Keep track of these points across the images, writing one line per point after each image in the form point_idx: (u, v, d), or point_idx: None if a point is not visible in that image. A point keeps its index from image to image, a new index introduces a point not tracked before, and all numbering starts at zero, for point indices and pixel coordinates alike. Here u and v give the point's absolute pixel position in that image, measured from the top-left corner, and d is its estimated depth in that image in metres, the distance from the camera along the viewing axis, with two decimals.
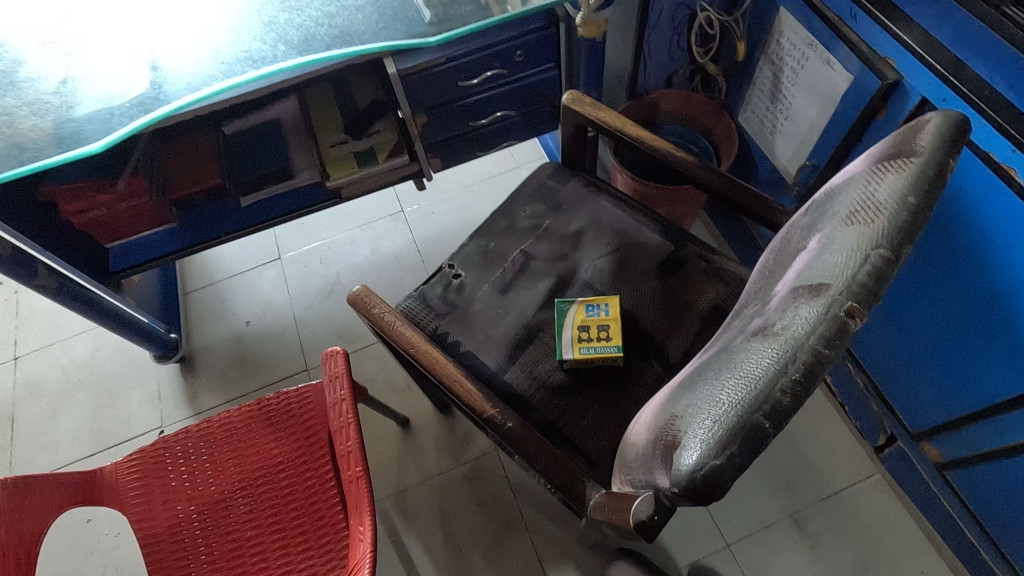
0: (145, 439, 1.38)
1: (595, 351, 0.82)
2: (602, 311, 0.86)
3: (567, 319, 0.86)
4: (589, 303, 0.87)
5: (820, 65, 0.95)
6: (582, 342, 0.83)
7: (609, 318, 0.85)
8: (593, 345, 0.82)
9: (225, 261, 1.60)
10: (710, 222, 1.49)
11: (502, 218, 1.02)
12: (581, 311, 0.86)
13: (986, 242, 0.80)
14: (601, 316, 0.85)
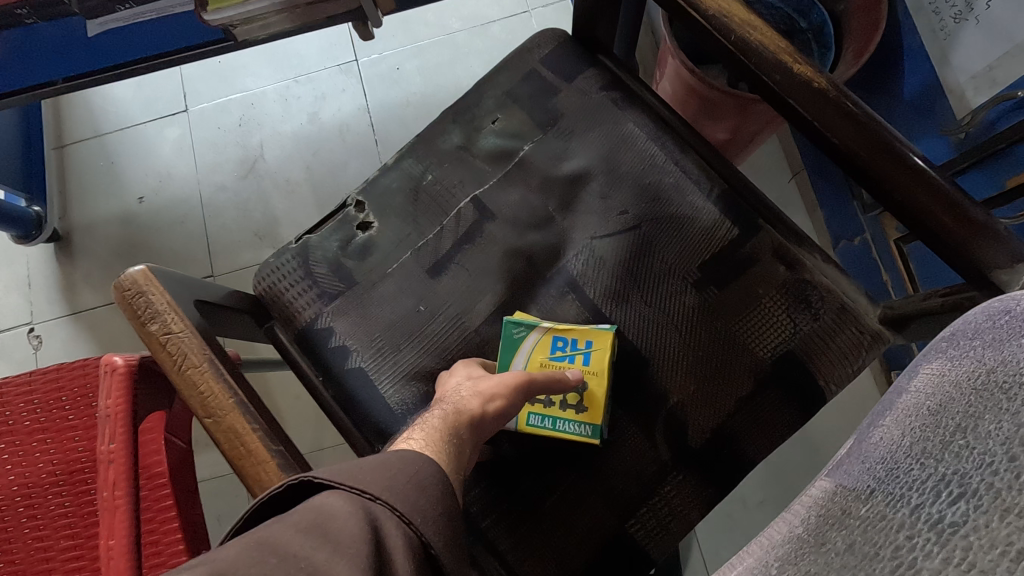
0: (11, 336, 1.09)
1: (549, 427, 0.51)
2: (577, 354, 0.52)
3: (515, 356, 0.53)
4: (560, 336, 0.53)
5: None
6: (533, 407, 0.52)
7: (588, 373, 0.51)
8: (547, 416, 0.51)
9: (114, 105, 1.18)
10: (789, 137, 1.02)
11: (455, 130, 0.60)
12: (541, 346, 0.53)
13: None
14: (573, 365, 0.52)
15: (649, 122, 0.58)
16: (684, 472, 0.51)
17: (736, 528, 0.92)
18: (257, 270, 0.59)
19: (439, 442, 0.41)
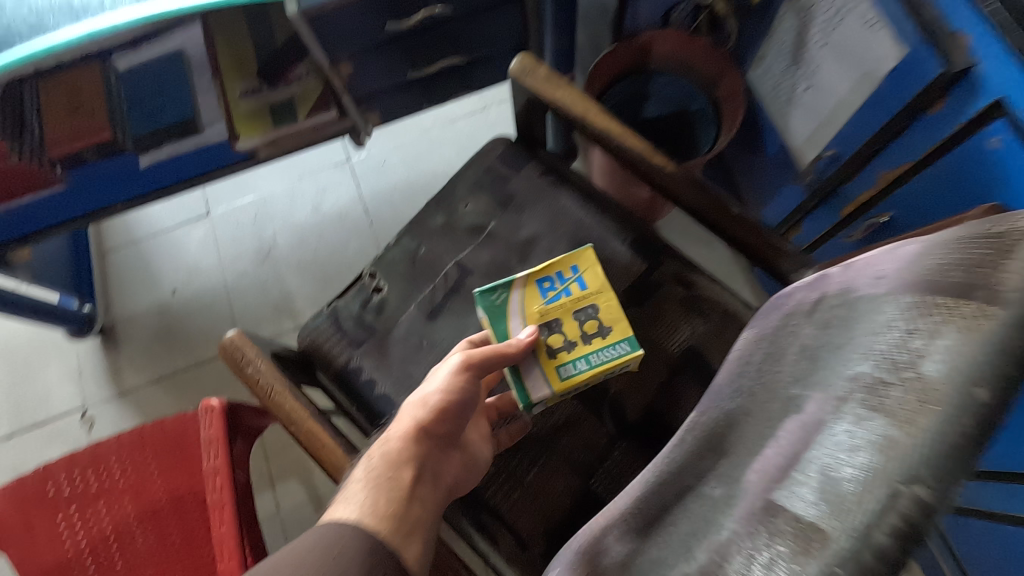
0: (65, 420, 1.25)
1: (586, 366, 0.65)
2: (568, 287, 0.68)
3: (517, 312, 0.67)
4: (545, 282, 0.68)
5: (859, 26, 0.70)
6: (562, 359, 0.65)
7: (587, 295, 0.68)
8: (579, 359, 0.65)
9: (146, 215, 1.40)
10: None
11: (438, 214, 0.82)
12: (535, 294, 0.67)
13: None
14: (569, 296, 0.68)
15: (576, 196, 0.81)
16: (626, 441, 0.70)
17: None
18: (302, 329, 0.79)
19: (389, 475, 0.53)
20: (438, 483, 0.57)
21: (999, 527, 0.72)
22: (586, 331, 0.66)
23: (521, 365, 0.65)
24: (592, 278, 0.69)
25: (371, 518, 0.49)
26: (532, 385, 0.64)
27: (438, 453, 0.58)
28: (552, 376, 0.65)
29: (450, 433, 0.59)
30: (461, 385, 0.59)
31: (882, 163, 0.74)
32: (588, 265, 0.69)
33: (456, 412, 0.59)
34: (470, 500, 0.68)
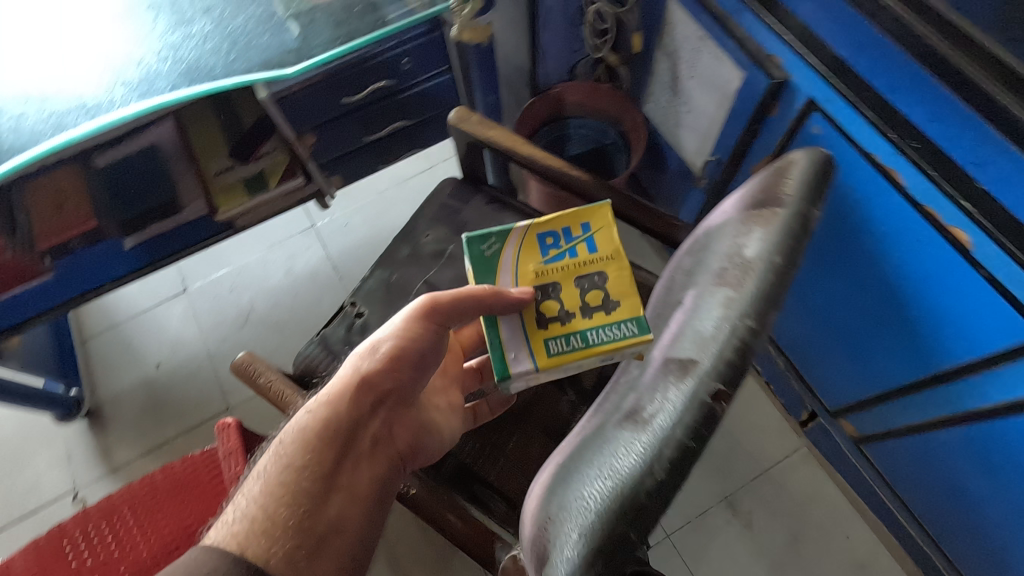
0: (58, 505, 1.28)
1: (577, 343, 0.59)
2: (573, 247, 0.64)
3: (515, 265, 0.64)
4: (547, 241, 0.65)
5: (710, 60, 0.91)
6: (553, 332, 0.59)
7: (593, 262, 0.63)
8: (570, 334, 0.59)
9: (125, 299, 1.48)
10: None
11: (404, 246, 0.97)
12: (535, 252, 0.64)
13: (877, 239, 0.80)
14: (572, 259, 0.64)
15: (518, 216, 0.98)
16: (587, 405, 0.84)
17: None
18: (297, 357, 0.91)
19: (301, 464, 0.53)
20: (375, 453, 0.59)
21: (926, 434, 0.89)
22: (586, 303, 0.61)
23: (503, 332, 0.60)
24: (601, 243, 0.64)
25: (271, 538, 0.49)
26: (513, 359, 0.59)
27: (381, 412, 0.60)
28: (538, 349, 0.59)
29: (398, 386, 0.60)
30: (417, 332, 0.61)
31: (749, 159, 0.95)
32: (602, 226, 0.65)
33: (405, 361, 0.61)
34: (463, 473, 0.79)
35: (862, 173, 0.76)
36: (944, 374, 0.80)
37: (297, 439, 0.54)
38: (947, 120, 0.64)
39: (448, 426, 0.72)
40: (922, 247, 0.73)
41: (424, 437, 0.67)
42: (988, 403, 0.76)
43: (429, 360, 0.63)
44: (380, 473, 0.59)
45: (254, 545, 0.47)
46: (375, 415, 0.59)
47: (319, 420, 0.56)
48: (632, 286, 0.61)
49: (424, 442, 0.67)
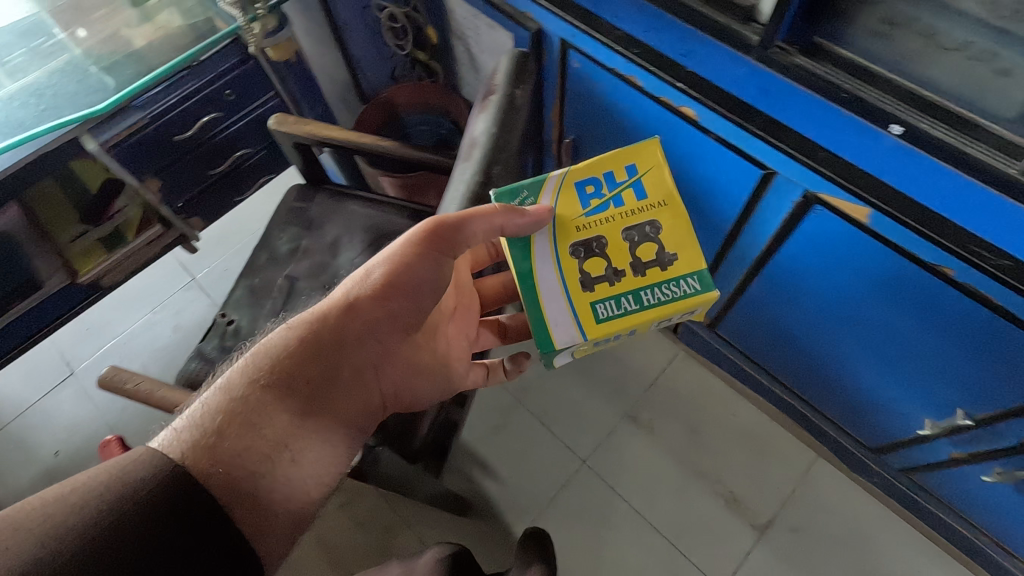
0: None
1: (627, 306, 0.72)
2: (626, 199, 0.75)
3: (559, 222, 0.74)
4: (588, 189, 0.75)
5: (487, 30, 1.06)
6: (600, 297, 0.73)
7: (643, 211, 0.74)
8: (619, 297, 0.73)
9: (9, 398, 1.44)
10: None
11: (261, 252, 1.03)
12: (575, 204, 0.74)
13: (650, 137, 0.96)
14: (618, 210, 0.74)
15: (360, 202, 1.07)
16: None
17: (576, 416, 1.32)
18: (177, 374, 0.95)
19: (267, 390, 0.58)
20: (356, 388, 0.66)
21: (749, 293, 1.05)
22: (637, 257, 0.73)
23: (550, 304, 0.73)
24: (648, 190, 0.75)
25: (219, 457, 0.52)
26: (563, 332, 0.72)
27: (367, 347, 0.66)
28: (587, 318, 0.72)
29: (391, 314, 0.66)
30: (416, 253, 0.66)
31: (548, 107, 1.11)
32: (646, 169, 0.75)
33: (398, 290, 0.66)
34: None
35: (616, 86, 0.93)
36: (732, 234, 0.97)
37: (279, 367, 0.60)
38: (659, 30, 0.82)
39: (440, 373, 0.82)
40: (676, 133, 0.90)
41: (405, 378, 0.74)
42: (763, 248, 0.93)
43: (430, 291, 0.67)
44: (353, 410, 0.65)
45: (198, 457, 0.51)
46: (363, 347, 0.66)
47: (301, 355, 0.62)
48: (683, 238, 0.74)
49: (407, 384, 0.75)
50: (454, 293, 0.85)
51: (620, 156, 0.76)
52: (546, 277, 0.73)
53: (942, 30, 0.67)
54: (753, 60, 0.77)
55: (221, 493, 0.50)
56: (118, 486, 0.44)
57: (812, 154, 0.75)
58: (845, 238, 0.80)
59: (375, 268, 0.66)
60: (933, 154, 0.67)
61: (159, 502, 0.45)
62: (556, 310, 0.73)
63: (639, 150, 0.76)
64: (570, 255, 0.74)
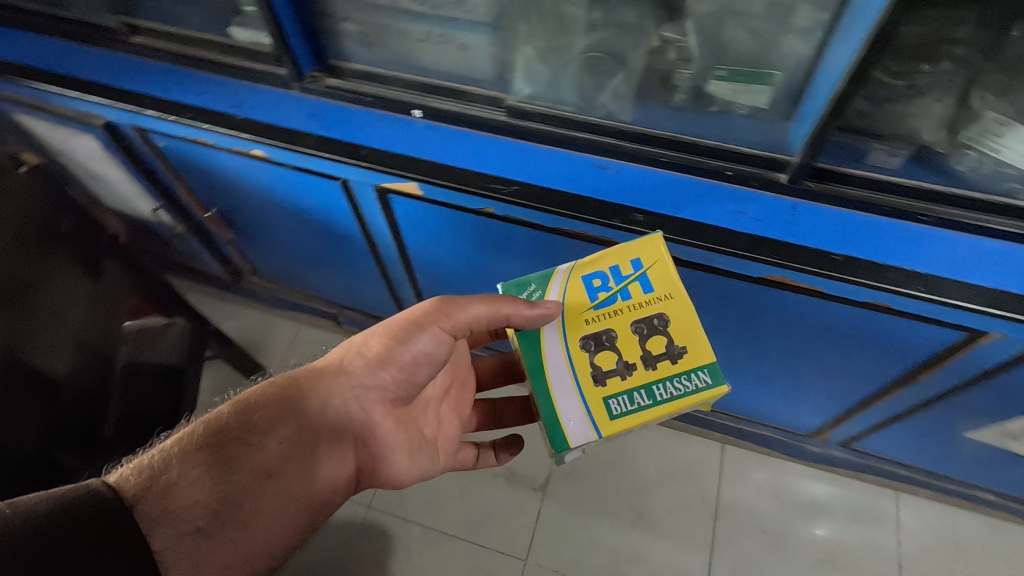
0: None
1: (640, 402, 0.68)
2: (637, 295, 0.70)
3: (568, 316, 0.71)
4: (594, 280, 0.72)
5: (73, 139, 1.04)
6: (612, 391, 0.69)
7: (652, 303, 0.70)
8: (632, 392, 0.68)
9: None
10: (194, 287, 1.53)
11: None
12: (583, 297, 0.72)
13: (259, 185, 1.01)
14: (624, 301, 0.71)
15: None
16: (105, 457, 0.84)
17: None
18: None
19: (227, 450, 0.68)
20: (331, 447, 0.75)
21: (424, 287, 1.12)
22: (648, 350, 0.69)
23: (561, 399, 0.69)
24: (654, 282, 0.71)
25: (175, 489, 0.63)
26: (576, 429, 0.68)
27: (345, 420, 0.76)
28: (601, 414, 0.68)
29: (381, 381, 0.76)
30: (418, 322, 0.74)
31: (174, 189, 1.10)
32: (652, 262, 0.71)
33: (379, 366, 0.75)
34: None
35: (202, 151, 0.97)
36: (370, 244, 1.03)
37: (266, 418, 0.71)
38: (211, 91, 0.89)
39: (410, 470, 0.83)
40: (273, 174, 0.96)
41: (385, 452, 0.80)
42: (392, 243, 1.00)
43: (423, 361, 0.76)
44: (312, 482, 0.72)
45: (144, 489, 0.62)
46: (346, 408, 0.76)
47: (289, 414, 0.73)
48: (692, 330, 0.69)
49: (387, 456, 0.80)
50: (449, 372, 0.89)
51: (627, 248, 0.72)
52: (556, 369, 0.70)
53: (410, 28, 0.82)
54: (297, 94, 0.87)
55: (160, 533, 0.60)
56: (65, 509, 0.55)
57: (361, 155, 0.85)
58: (428, 213, 0.90)
59: (372, 342, 0.76)
60: (450, 126, 0.83)
61: (84, 531, 0.55)
62: (569, 408, 0.69)
63: (644, 244, 0.73)
64: (581, 349, 0.70)
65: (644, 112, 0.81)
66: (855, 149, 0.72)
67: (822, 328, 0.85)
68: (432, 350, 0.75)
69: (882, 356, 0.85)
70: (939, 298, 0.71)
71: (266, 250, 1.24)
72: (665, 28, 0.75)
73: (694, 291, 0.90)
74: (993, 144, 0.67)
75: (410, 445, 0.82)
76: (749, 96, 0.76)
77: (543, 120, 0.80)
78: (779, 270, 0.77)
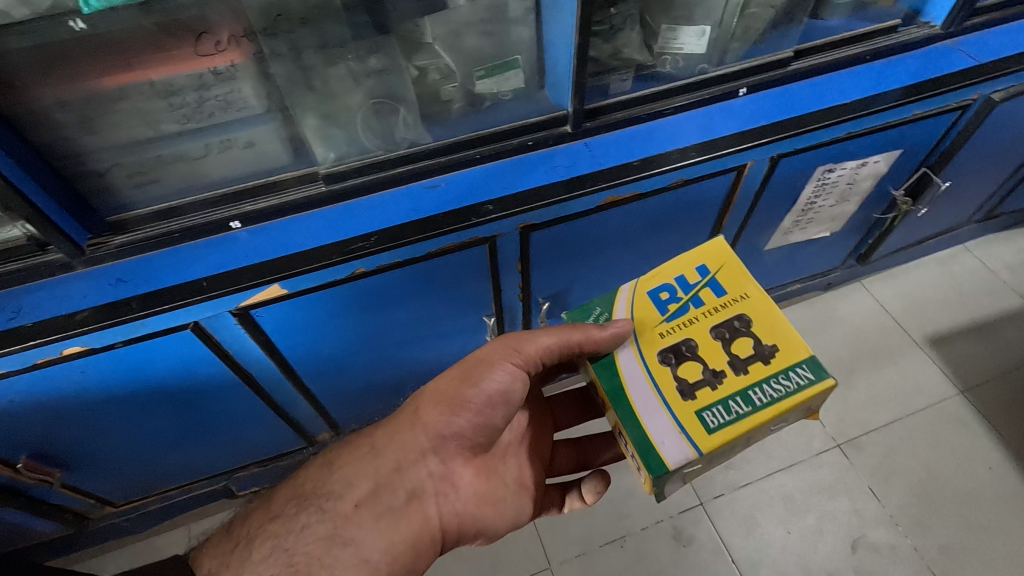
0: None
1: (738, 410, 0.66)
2: (723, 303, 0.73)
3: (641, 334, 0.74)
4: (664, 292, 0.76)
5: None
6: (704, 404, 0.67)
7: (727, 308, 0.72)
8: (727, 401, 0.67)
9: None
10: None
11: None
12: (654, 311, 0.74)
13: (84, 391, 0.85)
14: (702, 310, 0.73)
15: None
16: None
17: None
18: None
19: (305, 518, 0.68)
20: (413, 508, 0.72)
21: (318, 392, 1.06)
22: (735, 354, 0.69)
23: (650, 419, 0.68)
24: (726, 286, 0.74)
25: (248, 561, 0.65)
26: (673, 448, 0.65)
27: (432, 473, 0.75)
28: (697, 429, 0.66)
29: (457, 429, 0.76)
30: (488, 361, 0.77)
31: None
32: (717, 269, 0.75)
33: (461, 408, 0.75)
34: None
35: None
36: (246, 377, 0.95)
37: (341, 480, 0.71)
38: None
39: (503, 521, 0.81)
40: (99, 365, 0.81)
41: (470, 509, 0.77)
42: (269, 360, 0.93)
43: (498, 400, 0.76)
44: (397, 540, 0.69)
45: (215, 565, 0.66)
46: (423, 467, 0.74)
47: (365, 473, 0.72)
48: (778, 328, 0.70)
49: (472, 515, 0.77)
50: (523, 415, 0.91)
51: (691, 259, 0.77)
52: (639, 389, 0.70)
53: (186, 149, 0.78)
54: (83, 270, 0.77)
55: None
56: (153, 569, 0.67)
57: (202, 289, 0.77)
58: (298, 307, 0.86)
59: (445, 385, 0.77)
60: (281, 219, 0.83)
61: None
62: (663, 428, 0.67)
63: (704, 251, 0.77)
64: (661, 363, 0.71)
65: (437, 129, 0.91)
66: (600, 86, 0.93)
67: (661, 221, 1.03)
68: (506, 382, 0.76)
69: (696, 222, 1.06)
70: (717, 154, 0.93)
71: (111, 465, 1.03)
72: (417, 58, 0.86)
73: (560, 254, 0.99)
74: (676, 45, 0.92)
75: (496, 495, 0.81)
76: (509, 82, 0.92)
77: (362, 172, 0.83)
78: (606, 193, 0.91)
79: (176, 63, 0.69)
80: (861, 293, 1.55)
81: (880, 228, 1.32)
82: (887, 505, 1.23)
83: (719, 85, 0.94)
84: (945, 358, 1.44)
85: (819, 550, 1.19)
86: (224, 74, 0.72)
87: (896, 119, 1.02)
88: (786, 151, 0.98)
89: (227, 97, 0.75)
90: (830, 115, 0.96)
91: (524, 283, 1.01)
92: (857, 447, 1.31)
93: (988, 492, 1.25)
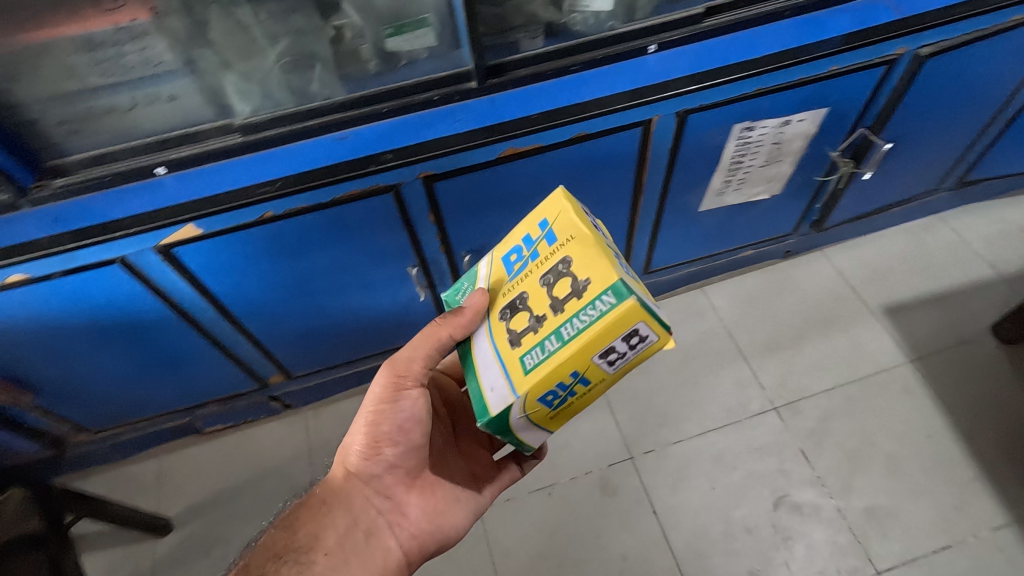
0: None
1: (552, 348, 0.56)
2: (565, 243, 0.61)
3: (490, 299, 0.68)
4: (512, 253, 0.68)
5: None
6: (527, 348, 0.59)
7: (555, 250, 0.61)
8: (543, 342, 0.57)
9: None
10: None
11: None
12: (502, 274, 0.68)
13: (35, 320, 0.96)
14: (537, 258, 0.63)
15: None
16: None
17: None
18: None
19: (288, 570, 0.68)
20: (370, 545, 0.75)
21: (258, 335, 1.16)
22: (556, 296, 0.58)
23: (485, 374, 0.63)
24: (559, 234, 0.62)
25: None
26: (497, 397, 0.60)
27: (383, 508, 0.77)
28: (516, 374, 0.58)
29: (386, 463, 0.77)
30: (384, 398, 0.75)
31: None
32: (554, 214, 0.63)
33: (376, 451, 0.76)
34: None
35: None
36: (185, 315, 1.05)
37: (307, 535, 0.72)
38: None
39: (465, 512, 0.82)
40: (44, 296, 0.93)
41: (425, 526, 0.79)
42: (202, 299, 1.03)
43: (409, 424, 0.76)
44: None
45: None
46: (370, 506, 0.77)
47: (329, 524, 0.74)
48: (597, 262, 0.56)
49: (427, 531, 0.79)
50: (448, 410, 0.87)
51: (532, 215, 0.67)
52: (483, 351, 0.65)
53: (115, 101, 0.86)
54: (31, 211, 0.84)
55: None
56: None
57: (123, 227, 0.87)
58: (218, 249, 0.96)
59: (354, 434, 0.77)
60: (201, 168, 0.87)
61: None
62: (506, 377, 0.60)
63: (547, 201, 0.65)
64: (499, 321, 0.64)
65: (354, 87, 0.93)
66: (506, 44, 0.94)
67: (572, 177, 1.07)
68: (415, 406, 0.75)
69: (612, 178, 1.10)
70: (613, 109, 0.96)
71: (76, 395, 1.15)
72: (333, 18, 0.91)
73: (466, 208, 1.05)
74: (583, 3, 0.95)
75: (442, 503, 0.80)
76: (420, 41, 0.95)
77: (275, 124, 0.87)
78: (504, 144, 0.96)
79: (87, 21, 0.78)
80: (821, 261, 1.54)
81: (826, 192, 1.31)
82: (816, 467, 1.24)
83: (632, 39, 0.92)
84: (899, 327, 1.41)
85: (741, 505, 1.22)
86: (134, 30, 0.81)
87: (812, 75, 1.01)
88: (692, 107, 1.01)
89: (143, 53, 0.84)
90: (738, 70, 0.96)
91: (441, 235, 1.09)
92: (795, 410, 1.32)
93: (923, 457, 1.24)
